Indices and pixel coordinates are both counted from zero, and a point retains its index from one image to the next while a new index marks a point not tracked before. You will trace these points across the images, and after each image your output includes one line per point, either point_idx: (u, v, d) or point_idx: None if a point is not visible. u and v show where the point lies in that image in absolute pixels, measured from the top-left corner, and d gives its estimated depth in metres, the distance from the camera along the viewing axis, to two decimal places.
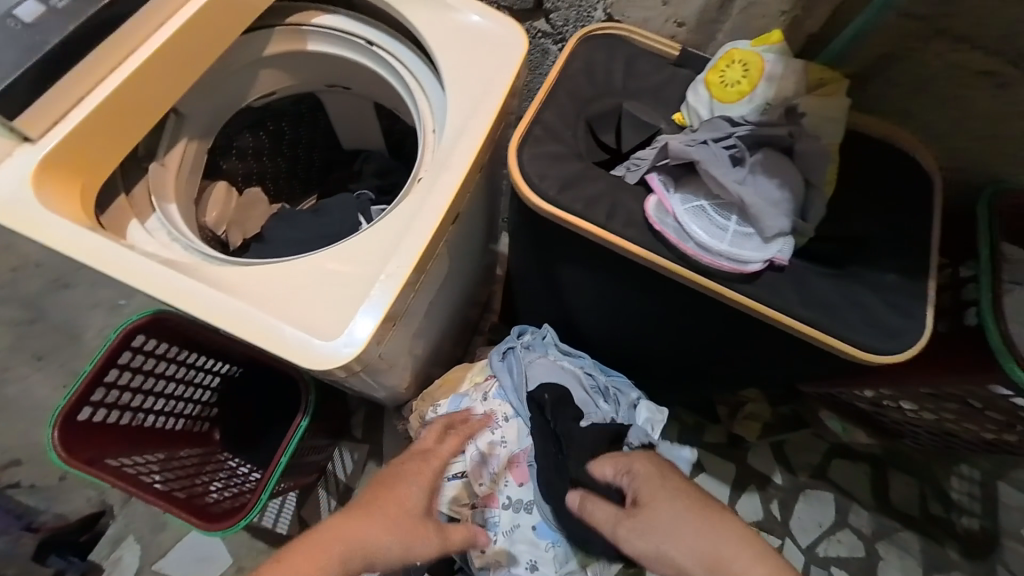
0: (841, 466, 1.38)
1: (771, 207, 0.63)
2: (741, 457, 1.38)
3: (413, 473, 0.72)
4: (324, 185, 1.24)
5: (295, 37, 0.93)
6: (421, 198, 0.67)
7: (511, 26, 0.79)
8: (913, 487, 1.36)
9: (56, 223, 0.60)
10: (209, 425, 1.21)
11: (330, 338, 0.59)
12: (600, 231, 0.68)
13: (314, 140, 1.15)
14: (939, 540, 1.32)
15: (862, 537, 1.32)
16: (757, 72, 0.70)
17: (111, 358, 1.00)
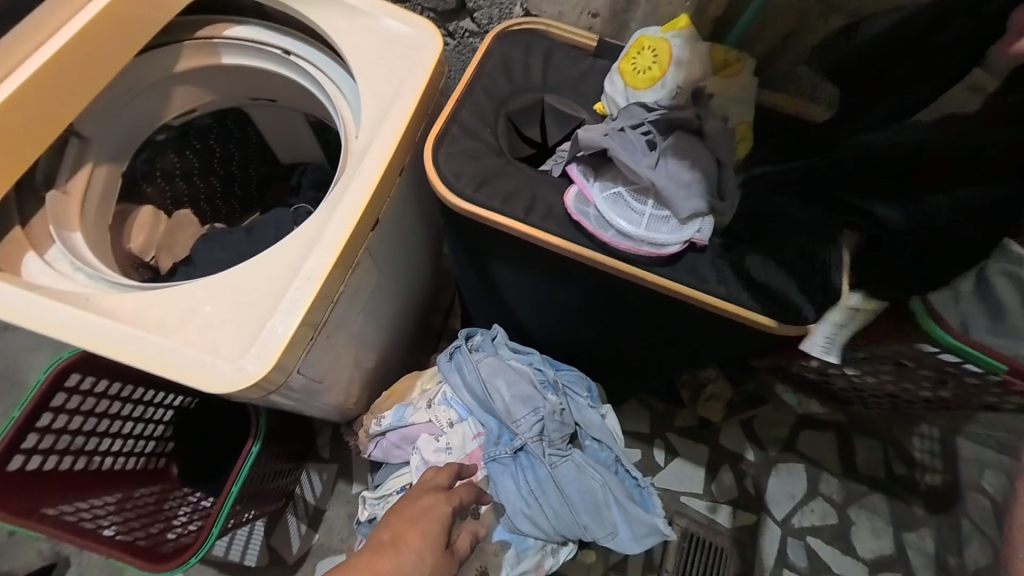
0: (807, 437, 1.41)
1: (682, 189, 0.64)
2: (711, 438, 1.40)
3: (412, 521, 0.63)
4: (264, 203, 1.20)
5: (207, 51, 0.89)
6: (331, 207, 0.65)
7: (424, 25, 0.78)
8: (875, 450, 1.40)
9: None
10: (165, 461, 1.15)
11: (240, 361, 0.58)
12: (516, 224, 0.68)
13: (246, 156, 1.12)
14: (904, 498, 1.36)
15: (834, 504, 1.36)
16: (666, 56, 0.71)
17: (40, 403, 0.93)
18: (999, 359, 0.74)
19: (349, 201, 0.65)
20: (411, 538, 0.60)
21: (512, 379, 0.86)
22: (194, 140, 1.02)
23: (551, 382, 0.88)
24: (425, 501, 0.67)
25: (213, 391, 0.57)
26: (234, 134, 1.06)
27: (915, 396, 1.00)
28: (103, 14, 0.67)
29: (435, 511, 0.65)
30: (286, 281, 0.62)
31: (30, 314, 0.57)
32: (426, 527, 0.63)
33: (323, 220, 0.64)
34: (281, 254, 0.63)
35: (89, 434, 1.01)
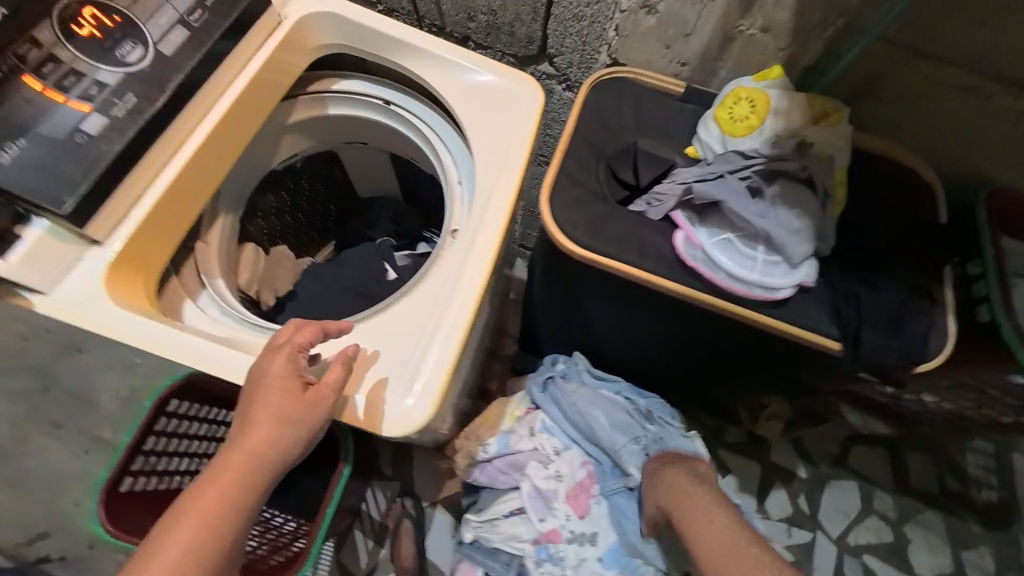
0: (859, 452, 1.42)
1: (794, 236, 0.68)
2: (762, 454, 1.41)
3: (255, 392, 0.58)
4: (340, 235, 1.28)
5: (315, 104, 0.96)
6: (463, 257, 0.72)
7: (525, 78, 0.83)
8: (930, 466, 1.41)
9: (116, 318, 0.58)
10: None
11: (404, 403, 0.63)
12: (633, 269, 0.73)
13: (332, 194, 1.23)
14: (959, 514, 1.37)
15: (888, 521, 1.36)
16: (763, 107, 0.75)
17: (146, 428, 0.98)
18: None
19: (481, 250, 0.70)
20: (263, 409, 0.58)
21: (607, 408, 0.92)
22: (287, 180, 1.09)
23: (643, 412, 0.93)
24: (261, 368, 0.60)
25: (387, 434, 0.62)
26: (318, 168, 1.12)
27: (988, 418, 1.02)
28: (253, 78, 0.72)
29: (275, 376, 0.59)
30: (431, 326, 0.68)
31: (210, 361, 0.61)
32: (257, 428, 0.57)
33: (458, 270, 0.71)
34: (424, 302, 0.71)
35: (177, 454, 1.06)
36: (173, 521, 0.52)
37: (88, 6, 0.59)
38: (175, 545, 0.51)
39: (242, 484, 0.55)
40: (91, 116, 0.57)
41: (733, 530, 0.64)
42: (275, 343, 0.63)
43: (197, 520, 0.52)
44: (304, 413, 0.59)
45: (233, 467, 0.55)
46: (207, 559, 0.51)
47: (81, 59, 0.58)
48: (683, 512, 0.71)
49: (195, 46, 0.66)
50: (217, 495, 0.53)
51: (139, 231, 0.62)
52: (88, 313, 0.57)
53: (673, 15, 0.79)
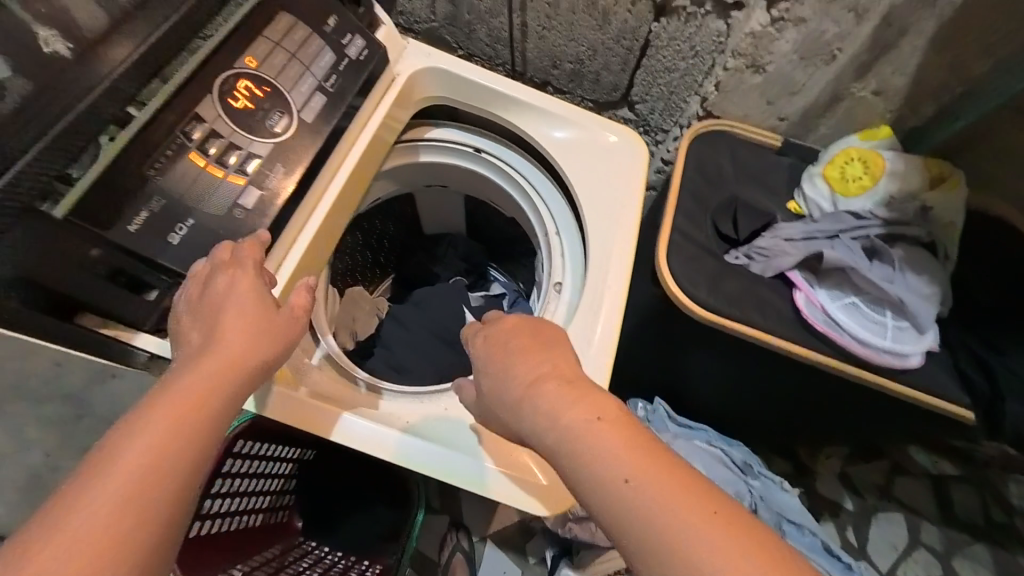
0: (905, 483, 1.41)
1: (923, 302, 0.68)
2: (809, 485, 1.40)
3: (226, 306, 0.49)
4: (401, 269, 1.31)
5: (406, 152, 0.96)
6: (587, 321, 0.73)
7: (628, 133, 0.84)
8: (973, 497, 1.40)
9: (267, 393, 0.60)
10: (284, 512, 1.08)
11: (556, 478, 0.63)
12: (763, 334, 0.72)
13: (398, 232, 1.25)
14: (1007, 547, 1.36)
15: (936, 554, 1.35)
16: (878, 169, 0.77)
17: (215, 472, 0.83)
18: None
19: (606, 312, 0.72)
20: (234, 320, 0.48)
21: (704, 459, 0.95)
22: (365, 221, 1.12)
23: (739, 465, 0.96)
24: (230, 279, 0.50)
25: (544, 512, 0.62)
26: (390, 208, 1.15)
27: None
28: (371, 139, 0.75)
29: (254, 288, 0.51)
30: None
31: (370, 441, 0.63)
32: (214, 349, 0.46)
33: (584, 331, 0.72)
34: None
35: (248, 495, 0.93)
36: (114, 448, 0.39)
37: (243, 78, 0.59)
38: (120, 478, 0.37)
39: (212, 405, 0.43)
40: (247, 188, 0.57)
41: (654, 447, 0.41)
42: (242, 256, 0.52)
43: (153, 440, 0.39)
44: (282, 329, 0.51)
45: (196, 382, 0.43)
46: (173, 499, 0.39)
47: (238, 133, 0.58)
48: (570, 437, 0.42)
49: (332, 110, 0.66)
50: (160, 439, 0.39)
51: (279, 303, 0.63)
52: (255, 394, 0.61)
53: (783, 76, 0.80)
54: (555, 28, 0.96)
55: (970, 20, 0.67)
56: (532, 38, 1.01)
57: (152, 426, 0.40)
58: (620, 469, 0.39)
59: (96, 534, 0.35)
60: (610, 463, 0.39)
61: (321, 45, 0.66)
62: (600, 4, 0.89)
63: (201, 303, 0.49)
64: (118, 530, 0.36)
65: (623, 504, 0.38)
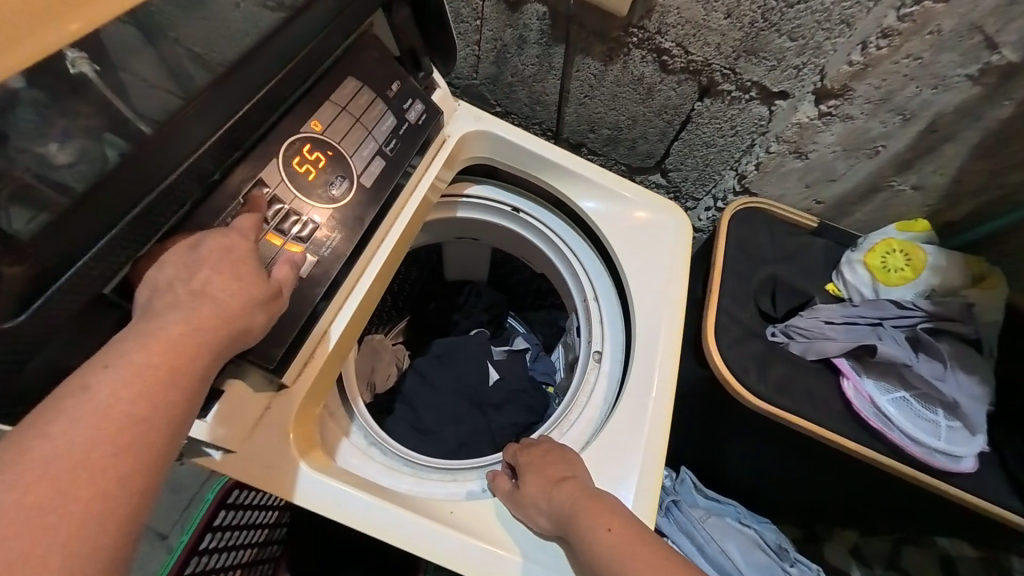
0: (912, 555, 1.38)
1: (975, 403, 0.67)
2: (817, 552, 1.36)
3: (216, 263, 0.45)
4: (419, 312, 1.28)
5: (444, 209, 0.96)
6: (637, 402, 0.69)
7: (670, 206, 0.85)
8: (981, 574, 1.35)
9: (306, 477, 0.55)
10: (271, 566, 0.97)
11: None
12: (812, 425, 0.72)
13: (420, 276, 1.23)
14: None
15: None
16: (919, 261, 0.78)
17: (204, 525, 0.76)
18: None
19: (657, 393, 0.69)
20: (224, 280, 0.45)
21: (739, 542, 0.91)
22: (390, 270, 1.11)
23: (775, 548, 0.92)
24: (226, 238, 0.46)
25: None
26: (420, 258, 1.17)
27: None
28: (420, 202, 0.73)
29: (246, 248, 0.48)
30: (617, 481, 0.65)
31: (419, 541, 0.56)
32: (190, 306, 0.42)
33: (635, 413, 0.69)
34: (603, 448, 0.67)
35: (238, 547, 0.85)
36: (76, 395, 0.36)
37: (307, 143, 0.57)
38: (89, 438, 0.35)
39: (192, 363, 0.41)
40: (303, 255, 0.55)
41: (625, 512, 0.55)
42: (245, 225, 0.49)
43: (135, 385, 0.37)
44: (269, 297, 0.48)
45: (174, 336, 0.40)
46: (141, 464, 0.36)
47: (299, 200, 0.56)
48: (568, 511, 0.56)
49: (389, 175, 0.65)
50: (131, 385, 0.37)
51: (321, 374, 0.59)
52: (299, 485, 0.55)
53: (824, 164, 0.85)
54: (597, 97, 0.98)
55: (1013, 136, 0.71)
56: (572, 103, 1.02)
57: (124, 372, 0.37)
58: (603, 521, 0.53)
59: (55, 500, 0.32)
60: (594, 514, 0.54)
61: (383, 110, 0.66)
62: (645, 80, 0.90)
63: (174, 257, 0.44)
64: (80, 499, 0.33)
65: (599, 545, 0.52)
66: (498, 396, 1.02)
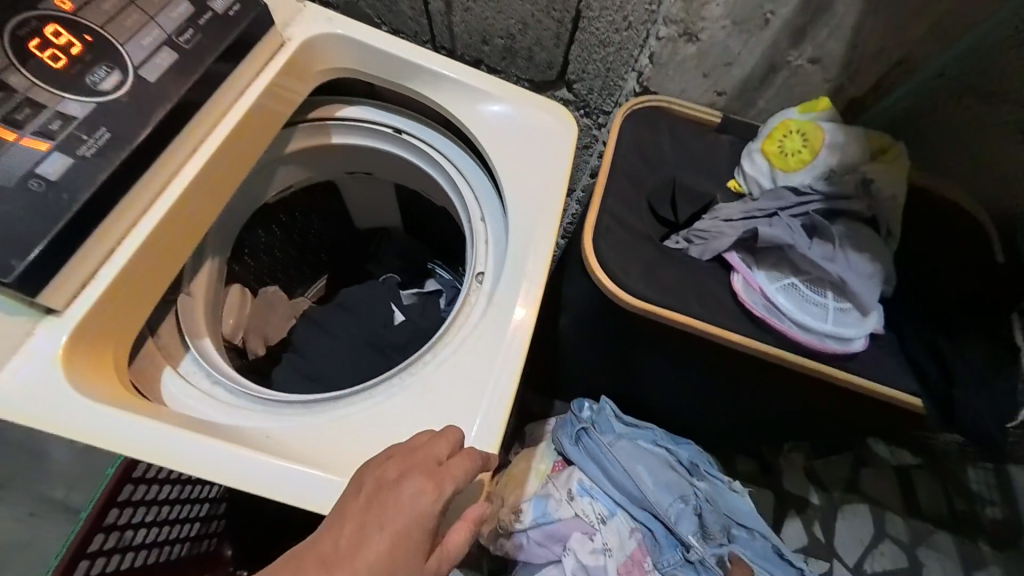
0: (869, 475, 1.37)
1: (865, 281, 0.62)
2: (775, 482, 1.35)
3: (383, 513, 0.42)
4: (336, 268, 1.20)
5: (316, 133, 0.88)
6: (502, 315, 0.61)
7: (557, 108, 0.76)
8: (937, 488, 1.34)
9: (83, 410, 0.48)
10: (217, 540, 0.91)
11: None
12: (698, 323, 0.64)
13: (326, 228, 1.14)
14: (972, 536, 1.29)
15: (903, 545, 1.29)
16: (817, 141, 0.71)
17: (107, 501, 0.68)
18: None
19: (522, 301, 0.61)
20: None
21: (650, 463, 0.87)
22: (281, 215, 1.04)
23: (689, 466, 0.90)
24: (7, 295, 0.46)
25: None
26: (318, 204, 1.08)
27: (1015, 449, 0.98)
28: (256, 104, 0.62)
29: (400, 492, 0.43)
30: (469, 398, 0.56)
31: (223, 470, 0.49)
32: None
33: (497, 325, 0.61)
34: (457, 363, 0.59)
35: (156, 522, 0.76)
36: None
37: (54, 24, 0.51)
38: None
39: None
40: (49, 153, 0.48)
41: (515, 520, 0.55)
42: None
43: None
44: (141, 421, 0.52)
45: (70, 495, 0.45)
46: None
47: (42, 88, 0.49)
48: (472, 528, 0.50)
49: (184, 68, 0.56)
50: None
51: (119, 299, 0.52)
52: (68, 421, 0.48)
53: (717, 45, 0.77)
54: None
55: None
56: (458, 11, 0.91)
57: None
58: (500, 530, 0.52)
59: None
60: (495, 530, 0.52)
61: None
62: None
63: None
64: None
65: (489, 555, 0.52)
66: (400, 336, 0.92)
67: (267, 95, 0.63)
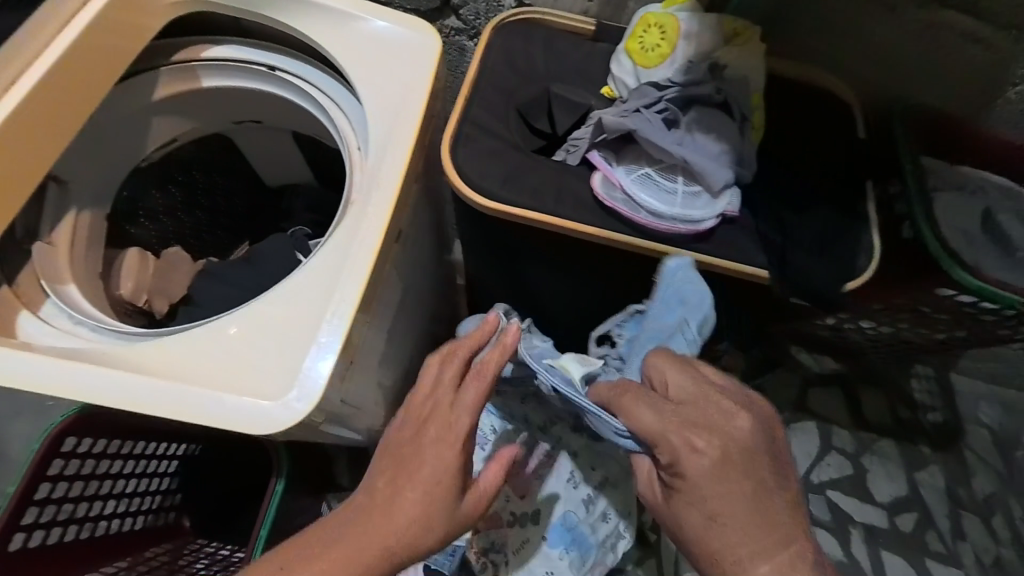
0: (817, 394, 1.33)
1: (712, 161, 0.63)
2: None
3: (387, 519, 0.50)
4: (255, 230, 1.05)
5: (184, 76, 0.83)
6: (354, 223, 0.61)
7: (418, 22, 0.74)
8: (883, 399, 1.32)
9: None
10: (175, 513, 0.92)
11: (286, 399, 0.52)
12: (557, 220, 0.65)
13: (235, 184, 1.01)
14: (912, 440, 1.29)
15: (847, 455, 1.28)
16: (674, 33, 0.70)
17: (34, 476, 0.72)
18: (1017, 292, 0.75)
19: (373, 212, 0.61)
20: None
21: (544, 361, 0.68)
22: (177, 173, 0.93)
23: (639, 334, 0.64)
24: None
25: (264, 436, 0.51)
26: (218, 159, 0.97)
27: (927, 340, 0.98)
28: (68, 58, 0.64)
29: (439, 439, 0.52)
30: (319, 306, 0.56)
31: (78, 388, 0.52)
32: None
33: (350, 236, 0.60)
34: (306, 279, 0.57)
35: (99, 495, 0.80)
36: None
37: None
38: None
39: None
40: None
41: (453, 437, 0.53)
42: None
43: None
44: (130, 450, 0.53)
45: None
46: None
47: None
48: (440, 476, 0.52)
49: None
50: None
51: None
52: None
53: None
54: None
55: None
56: None
57: None
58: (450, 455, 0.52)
59: None
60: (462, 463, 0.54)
61: None
62: None
63: None
64: None
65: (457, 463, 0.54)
66: None
67: (82, 50, 0.66)
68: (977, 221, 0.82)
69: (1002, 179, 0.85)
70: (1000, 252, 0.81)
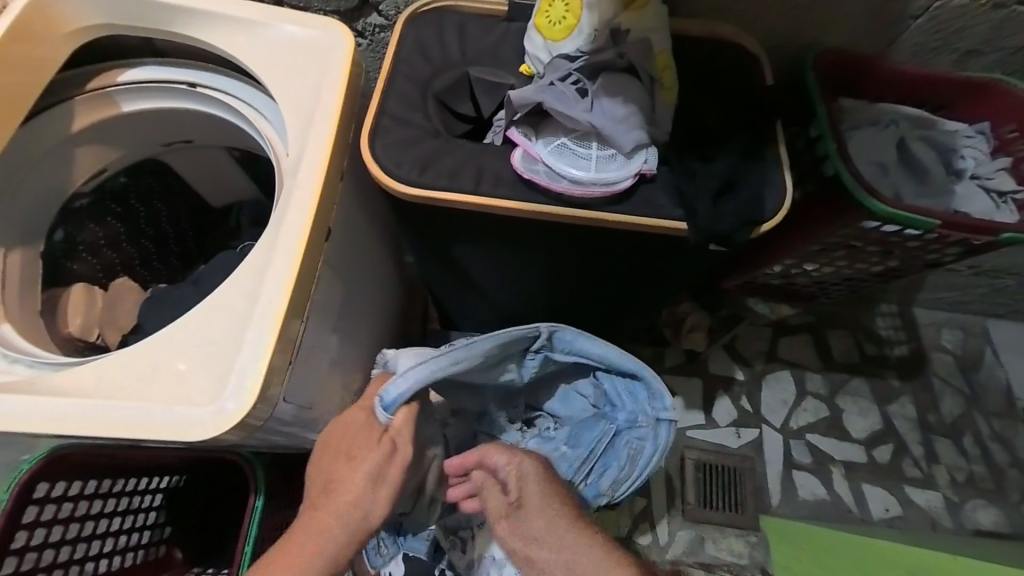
0: (788, 342, 1.36)
1: (621, 124, 0.65)
2: (701, 369, 1.32)
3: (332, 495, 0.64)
4: (207, 254, 1.05)
5: (100, 103, 0.82)
6: (277, 227, 0.63)
7: (325, 22, 0.74)
8: (848, 339, 1.37)
9: None
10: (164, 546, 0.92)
11: (223, 402, 0.55)
12: (481, 199, 0.67)
13: (177, 210, 1.00)
14: (879, 374, 1.34)
15: (822, 398, 1.31)
16: (577, 4, 0.70)
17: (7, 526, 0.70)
18: (929, 215, 0.79)
19: (295, 213, 0.62)
20: None
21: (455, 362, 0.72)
22: (114, 204, 0.92)
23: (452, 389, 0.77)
24: None
25: (205, 440, 0.54)
26: (157, 188, 0.96)
27: (869, 273, 1.03)
28: None
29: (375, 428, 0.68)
30: (251, 312, 0.59)
31: (23, 417, 0.54)
32: None
33: (273, 241, 0.62)
34: (240, 284, 0.61)
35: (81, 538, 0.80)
36: None
37: None
38: None
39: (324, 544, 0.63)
40: None
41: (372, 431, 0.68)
42: None
43: None
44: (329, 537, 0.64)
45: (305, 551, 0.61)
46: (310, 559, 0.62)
47: None
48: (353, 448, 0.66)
49: None
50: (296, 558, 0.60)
51: None
52: None
53: None
54: None
55: None
56: None
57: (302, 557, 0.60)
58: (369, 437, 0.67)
59: None
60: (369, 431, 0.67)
61: None
62: None
63: None
64: None
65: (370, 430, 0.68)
66: None
67: None
68: (892, 152, 0.85)
69: (914, 110, 0.89)
70: (912, 179, 0.85)
